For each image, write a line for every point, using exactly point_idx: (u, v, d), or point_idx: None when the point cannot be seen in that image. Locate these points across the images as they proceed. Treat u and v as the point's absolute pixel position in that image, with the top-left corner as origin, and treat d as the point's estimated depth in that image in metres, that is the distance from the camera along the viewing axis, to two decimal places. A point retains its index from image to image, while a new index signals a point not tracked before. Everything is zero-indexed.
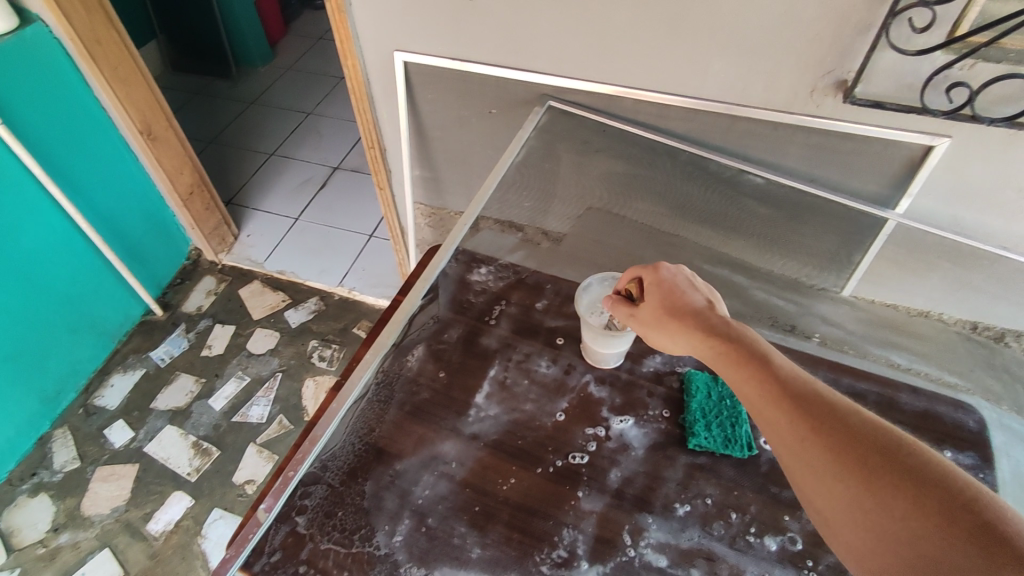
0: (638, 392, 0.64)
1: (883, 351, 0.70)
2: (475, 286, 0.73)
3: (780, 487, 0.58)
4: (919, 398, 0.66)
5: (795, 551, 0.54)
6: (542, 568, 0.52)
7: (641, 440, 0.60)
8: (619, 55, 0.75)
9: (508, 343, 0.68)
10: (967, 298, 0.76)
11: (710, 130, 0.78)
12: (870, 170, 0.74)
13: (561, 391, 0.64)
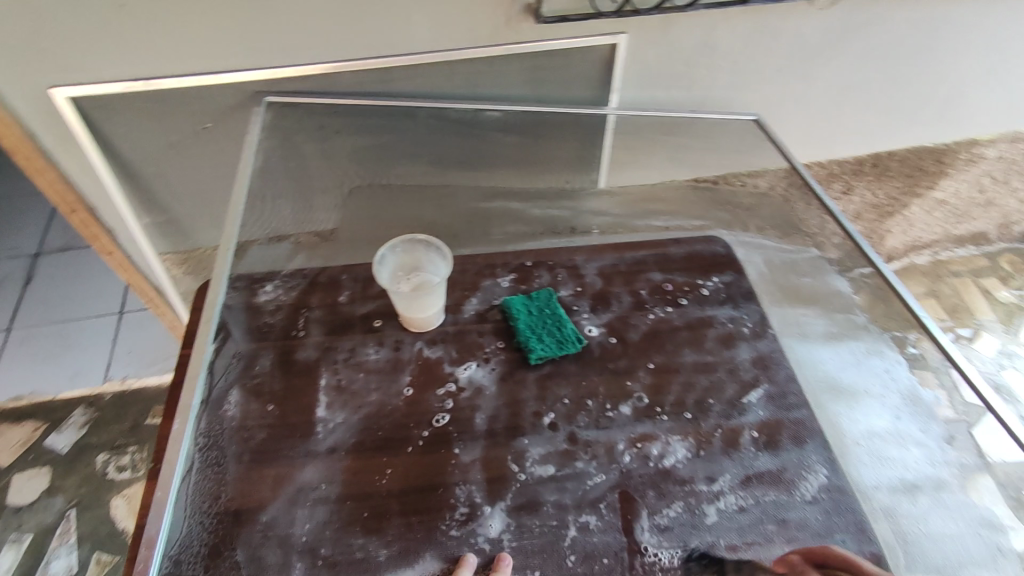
0: (470, 337, 0.66)
1: (646, 221, 0.82)
2: (267, 307, 0.68)
3: (616, 361, 0.65)
4: (682, 245, 0.77)
5: (645, 405, 0.61)
6: (451, 532, 0.53)
7: (490, 378, 0.62)
8: (318, 28, 0.71)
9: (327, 347, 0.64)
10: (685, 158, 0.90)
11: (436, 80, 0.80)
12: (579, 76, 0.83)
13: (399, 368, 0.63)
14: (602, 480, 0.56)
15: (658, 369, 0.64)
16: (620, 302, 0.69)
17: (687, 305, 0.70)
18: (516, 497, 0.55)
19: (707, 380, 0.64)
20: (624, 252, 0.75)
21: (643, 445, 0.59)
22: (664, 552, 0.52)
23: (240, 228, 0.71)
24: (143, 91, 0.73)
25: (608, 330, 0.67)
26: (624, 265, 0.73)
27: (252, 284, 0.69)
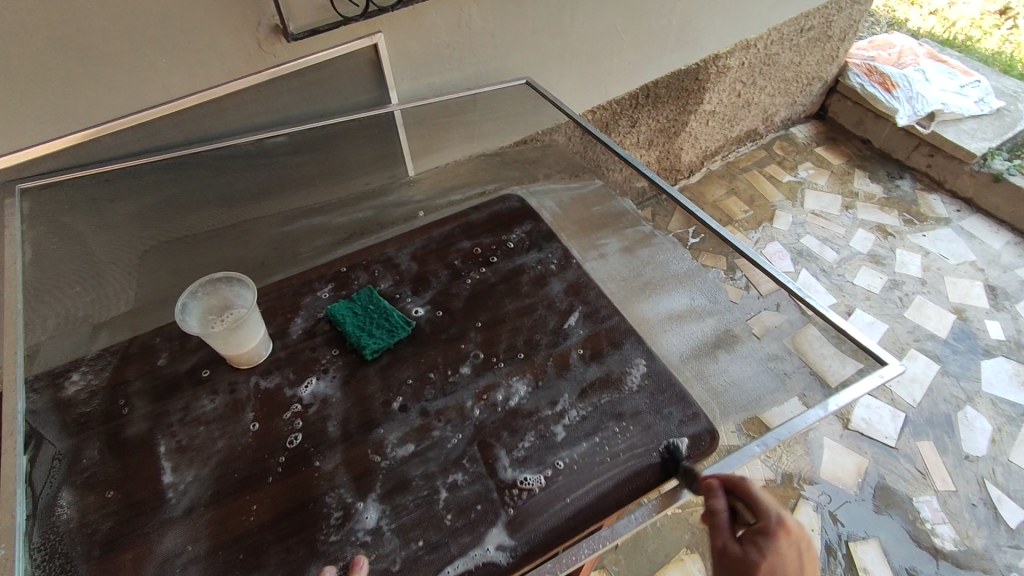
0: (303, 355, 0.67)
1: (445, 197, 0.87)
2: (78, 397, 0.63)
3: (447, 330, 0.69)
4: (482, 210, 0.82)
5: (482, 360, 0.67)
6: (331, 537, 0.54)
7: (332, 386, 0.64)
8: (47, 96, 0.67)
9: (157, 414, 0.62)
10: (472, 131, 1.03)
11: (206, 120, 0.78)
12: (351, 82, 0.87)
13: (239, 408, 0.62)
14: (459, 439, 0.60)
15: (486, 325, 0.70)
16: (438, 277, 0.74)
17: (498, 261, 0.76)
18: (385, 483, 0.57)
19: (530, 320, 0.70)
20: (432, 231, 0.79)
21: (489, 396, 0.64)
22: (530, 477, 0.57)
23: (23, 328, 0.65)
24: None
25: (433, 305, 0.71)
26: (435, 242, 0.78)
27: (54, 379, 0.65)
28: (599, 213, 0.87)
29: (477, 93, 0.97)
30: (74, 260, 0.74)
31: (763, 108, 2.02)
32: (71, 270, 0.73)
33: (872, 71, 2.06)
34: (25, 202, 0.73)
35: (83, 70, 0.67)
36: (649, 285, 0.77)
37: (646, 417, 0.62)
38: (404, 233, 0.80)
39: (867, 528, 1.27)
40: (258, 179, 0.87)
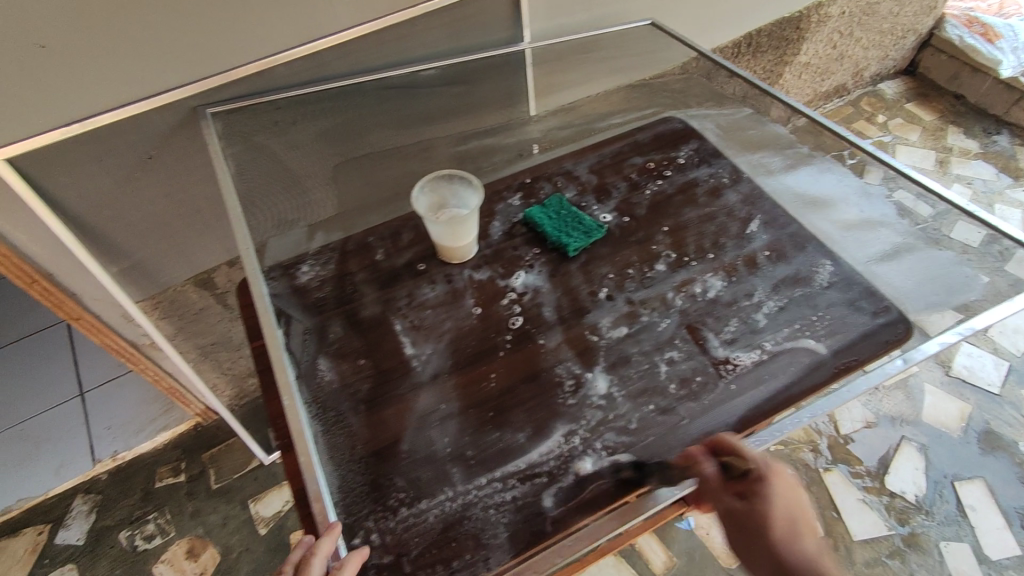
0: (508, 252, 0.72)
1: (607, 120, 0.90)
2: (311, 284, 0.70)
3: (636, 233, 0.74)
4: (647, 131, 0.86)
5: (674, 259, 0.71)
6: (568, 400, 0.61)
7: (541, 279, 0.70)
8: (228, 28, 0.85)
9: (387, 299, 0.69)
10: (581, 75, 1.20)
11: (361, 54, 0.98)
12: (485, 25, 1.07)
13: (459, 295, 0.69)
14: (667, 324, 0.66)
15: (672, 230, 0.74)
16: (618, 189, 0.79)
17: (672, 173, 0.80)
18: (606, 358, 0.63)
19: (713, 225, 0.75)
20: (602, 149, 0.84)
21: (687, 289, 0.69)
22: (740, 355, 0.63)
23: (248, 226, 0.70)
24: (78, 132, 0.84)
25: (619, 212, 0.76)
26: (607, 158, 0.82)
27: (286, 269, 0.72)
28: (752, 135, 0.88)
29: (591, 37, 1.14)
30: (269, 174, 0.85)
31: (856, 62, 1.97)
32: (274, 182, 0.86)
33: (973, 22, 2.00)
34: (216, 124, 0.93)
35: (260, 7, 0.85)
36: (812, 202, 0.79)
37: (841, 308, 0.66)
38: (577, 150, 0.84)
39: (973, 470, 1.34)
40: (407, 109, 1.06)
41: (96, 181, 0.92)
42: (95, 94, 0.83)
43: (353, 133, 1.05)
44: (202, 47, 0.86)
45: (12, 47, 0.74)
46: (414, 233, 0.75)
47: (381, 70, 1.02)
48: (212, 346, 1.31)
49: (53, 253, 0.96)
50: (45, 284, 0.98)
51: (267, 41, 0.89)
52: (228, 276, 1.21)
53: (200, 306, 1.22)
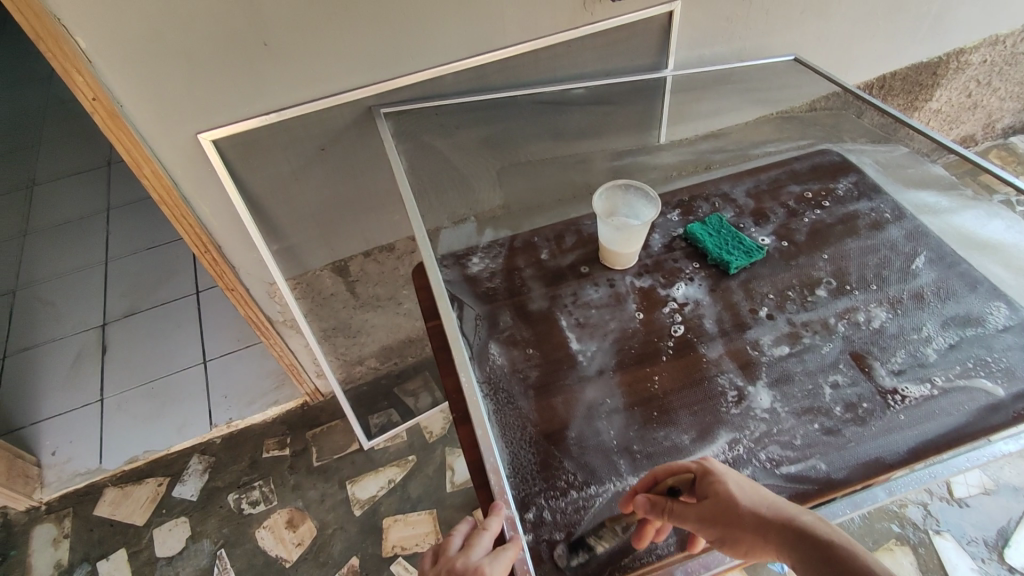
0: (667, 263, 0.75)
1: (761, 147, 0.92)
2: (483, 275, 0.76)
3: (796, 258, 0.75)
4: (804, 161, 0.88)
5: (837, 286, 0.72)
6: (732, 409, 0.62)
7: (702, 291, 0.72)
8: (413, 37, 0.96)
9: (552, 295, 0.73)
10: (715, 105, 1.28)
11: (523, 67, 1.08)
12: (641, 46, 1.14)
13: (621, 298, 0.72)
14: (833, 348, 0.66)
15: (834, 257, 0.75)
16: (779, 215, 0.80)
17: (831, 205, 0.81)
18: (769, 374, 0.64)
19: (876, 258, 0.75)
20: (759, 175, 0.86)
21: (852, 318, 0.69)
22: (910, 387, 0.62)
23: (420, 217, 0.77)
24: (270, 121, 0.96)
25: (778, 236, 0.78)
26: (765, 184, 0.84)
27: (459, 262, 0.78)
28: (913, 174, 0.97)
29: (732, 68, 1.21)
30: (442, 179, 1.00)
31: (989, 113, 1.89)
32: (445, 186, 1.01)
33: None
34: (388, 122, 1.03)
35: (444, 18, 0.96)
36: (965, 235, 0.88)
37: (1020, 353, 0.65)
38: (735, 173, 0.87)
39: None
40: (556, 122, 1.15)
41: (275, 165, 1.02)
42: (294, 88, 0.95)
43: (506, 145, 1.14)
44: (389, 53, 0.97)
45: (242, 42, 0.86)
46: (576, 237, 0.79)
47: (534, 86, 1.10)
48: (333, 330, 1.39)
49: (227, 226, 1.07)
50: (214, 254, 1.09)
51: (443, 51, 1.00)
52: (361, 266, 1.30)
53: (332, 290, 1.31)
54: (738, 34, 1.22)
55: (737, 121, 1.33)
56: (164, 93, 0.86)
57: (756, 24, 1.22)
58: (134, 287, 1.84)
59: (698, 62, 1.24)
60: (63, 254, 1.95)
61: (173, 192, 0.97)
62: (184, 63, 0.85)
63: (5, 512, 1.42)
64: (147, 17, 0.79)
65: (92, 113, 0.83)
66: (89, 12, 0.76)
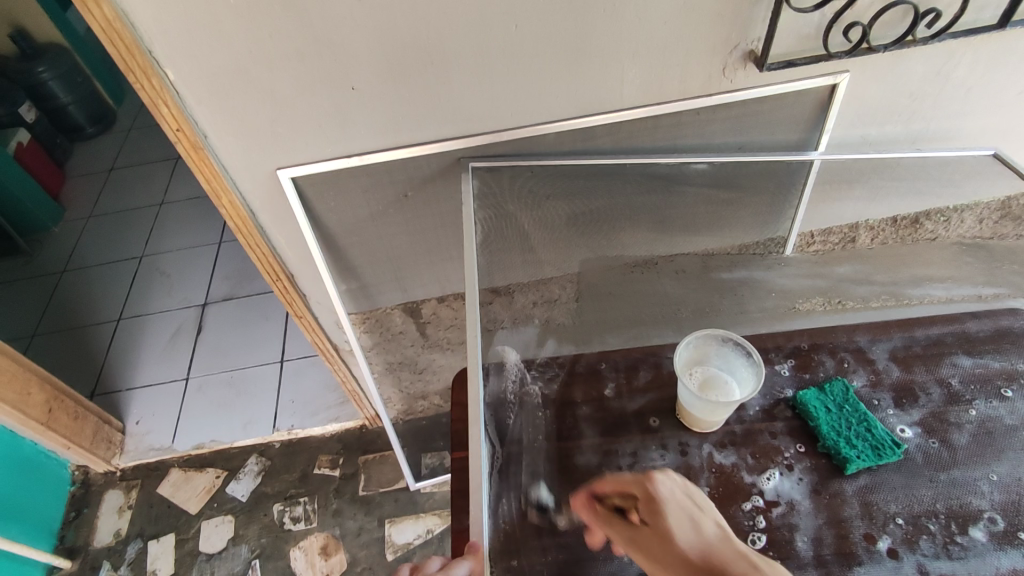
0: (762, 438, 0.79)
1: (923, 289, 0.97)
2: (537, 396, 0.84)
3: (946, 470, 0.75)
4: (984, 321, 0.91)
5: (999, 528, 0.71)
6: None
7: (799, 491, 0.74)
8: (518, 94, 0.86)
9: (607, 450, 0.79)
10: (868, 202, 1.07)
11: (639, 134, 0.93)
12: (790, 120, 0.96)
13: (697, 474, 0.76)
14: None
15: (1002, 483, 0.74)
16: (928, 394, 0.82)
17: (1009, 394, 0.82)
18: None
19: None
20: (917, 331, 0.90)
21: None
22: None
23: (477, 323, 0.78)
24: (353, 164, 0.90)
25: (925, 430, 0.79)
26: (917, 341, 0.88)
27: (509, 371, 0.81)
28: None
29: (907, 157, 0.98)
30: (526, 255, 0.96)
31: None
32: (522, 264, 0.96)
33: None
34: (475, 180, 0.93)
35: (555, 74, 0.84)
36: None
37: None
38: (881, 322, 0.92)
39: None
40: (668, 200, 1.01)
41: (355, 206, 0.97)
42: (381, 135, 0.88)
43: (606, 230, 1.02)
44: (488, 107, 0.86)
45: (330, 85, 0.80)
46: (650, 378, 0.87)
47: (650, 154, 0.96)
48: (398, 366, 1.30)
49: (302, 259, 1.03)
50: (285, 284, 1.07)
51: (548, 109, 0.88)
52: (435, 310, 1.21)
53: (402, 329, 1.23)
54: (922, 115, 0.98)
55: (895, 211, 1.07)
56: (250, 129, 0.83)
57: (949, 106, 0.98)
58: (237, 273, 1.93)
59: (861, 142, 1.01)
60: (186, 228, 2.08)
61: (250, 223, 0.94)
62: (269, 101, 0.80)
63: (87, 470, 1.53)
64: (237, 54, 0.75)
65: (176, 143, 0.82)
66: (181, 46, 0.73)
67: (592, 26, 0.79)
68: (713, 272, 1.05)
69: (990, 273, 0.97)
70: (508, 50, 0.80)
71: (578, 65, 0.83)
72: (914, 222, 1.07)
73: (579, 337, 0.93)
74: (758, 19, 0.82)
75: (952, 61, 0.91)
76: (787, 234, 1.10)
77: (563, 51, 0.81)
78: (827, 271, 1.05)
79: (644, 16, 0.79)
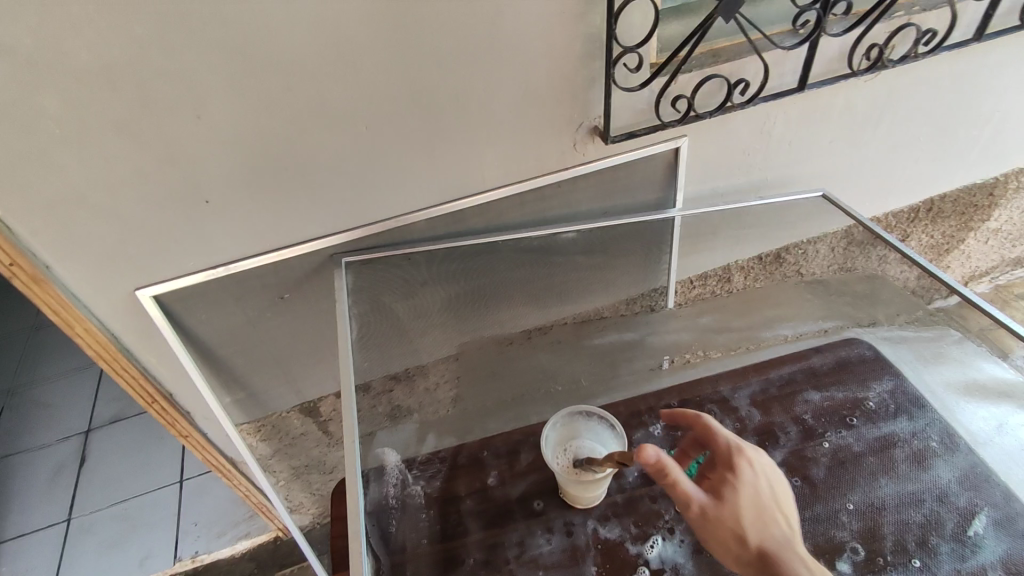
0: (643, 504, 0.85)
1: (773, 330, 1.12)
2: (418, 499, 0.87)
3: (811, 506, 0.87)
4: (827, 356, 1.04)
5: (863, 558, 0.82)
6: None
7: (679, 553, 0.81)
8: (380, 188, 0.88)
9: (493, 541, 0.83)
10: (731, 248, 1.16)
11: (506, 209, 0.98)
12: (648, 181, 1.03)
13: (579, 554, 0.81)
14: None
15: (858, 511, 0.86)
16: (786, 433, 0.94)
17: (855, 425, 0.95)
18: None
19: (907, 517, 0.86)
20: (770, 375, 1.02)
21: None
22: None
23: (355, 417, 0.76)
24: (218, 275, 0.88)
25: (789, 470, 0.90)
26: (772, 385, 1.01)
27: (390, 476, 0.86)
28: (961, 373, 0.96)
29: (747, 206, 1.07)
30: (401, 353, 0.99)
31: None
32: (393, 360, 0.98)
33: None
34: (348, 274, 0.94)
35: (414, 166, 0.87)
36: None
37: None
38: (739, 372, 1.04)
39: None
40: (541, 271, 1.05)
41: (227, 316, 0.93)
42: (246, 242, 0.87)
43: (488, 305, 1.04)
44: (353, 203, 0.88)
45: (181, 201, 0.79)
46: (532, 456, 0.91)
47: (520, 229, 1.00)
48: (305, 469, 1.25)
49: (177, 376, 0.98)
50: (163, 404, 1.00)
51: (413, 199, 0.91)
52: (335, 406, 1.17)
53: (302, 431, 1.18)
54: (760, 166, 1.09)
55: (759, 250, 1.15)
56: (97, 254, 0.79)
57: (780, 157, 1.10)
58: (125, 389, 1.79)
59: (712, 194, 1.11)
60: (64, 348, 1.92)
61: (111, 347, 0.89)
62: (115, 224, 0.77)
63: None
64: (72, 183, 0.72)
65: (11, 279, 0.76)
66: (6, 181, 0.69)
67: (440, 120, 0.84)
68: (593, 338, 1.15)
69: (831, 308, 1.12)
70: (363, 148, 0.83)
71: (433, 156, 0.87)
72: (777, 256, 1.16)
73: (454, 427, 1.00)
74: (595, 99, 0.89)
75: (771, 119, 1.02)
76: (666, 284, 1.16)
77: (417, 144, 0.85)
78: (692, 321, 1.18)
79: (488, 106, 0.85)
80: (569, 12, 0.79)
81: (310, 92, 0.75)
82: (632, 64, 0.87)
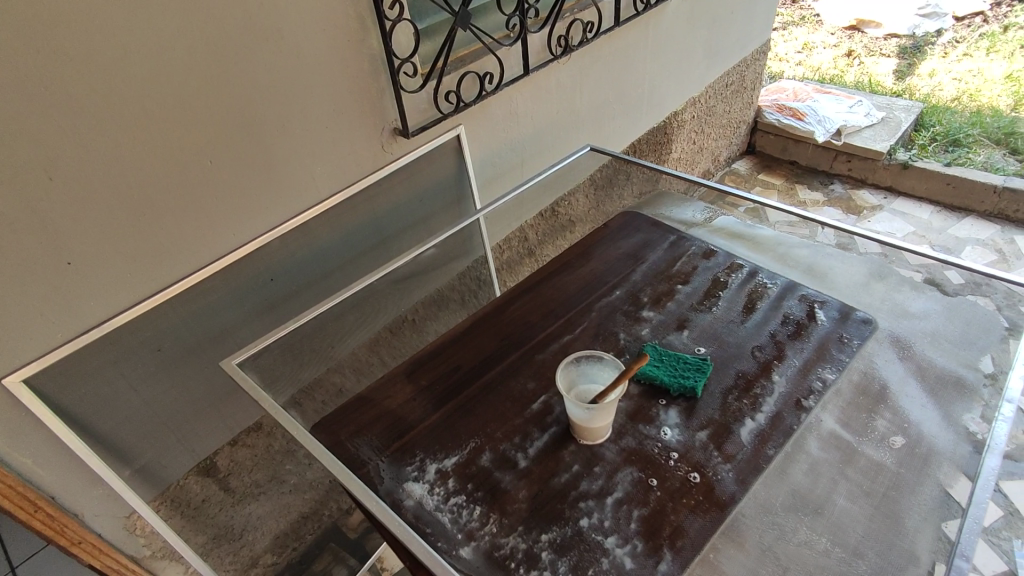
0: (629, 406, 0.90)
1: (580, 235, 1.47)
2: (457, 496, 0.80)
3: (733, 351, 0.98)
4: (672, 249, 1.21)
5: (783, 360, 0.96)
6: None
7: (684, 421, 0.87)
8: (231, 216, 0.98)
9: (546, 490, 0.80)
10: (517, 213, 1.43)
11: (343, 212, 1.14)
12: (444, 166, 1.28)
13: (620, 461, 0.82)
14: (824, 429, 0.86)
15: (760, 337, 1.00)
16: (682, 309, 1.06)
17: (729, 285, 1.10)
18: None
19: (794, 325, 1.02)
20: (644, 275, 1.15)
21: (816, 388, 0.91)
22: (895, 439, 0.93)
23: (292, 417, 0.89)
24: (86, 342, 0.88)
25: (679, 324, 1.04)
26: (643, 281, 1.13)
27: (437, 514, 0.79)
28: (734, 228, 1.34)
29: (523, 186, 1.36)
30: (309, 354, 1.04)
31: (712, 151, 2.49)
32: (307, 356, 1.04)
33: (782, 108, 2.69)
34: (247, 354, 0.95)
35: (255, 189, 0.99)
36: (811, 267, 1.30)
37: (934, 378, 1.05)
38: (623, 277, 1.14)
39: None
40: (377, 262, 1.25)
41: (107, 384, 0.92)
42: (113, 298, 0.89)
43: (358, 312, 1.13)
44: (207, 234, 0.96)
45: (39, 268, 0.80)
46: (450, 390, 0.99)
47: (358, 228, 1.17)
48: (215, 540, 1.22)
49: (61, 469, 0.92)
50: (45, 509, 0.91)
51: (263, 220, 1.02)
52: (230, 457, 1.17)
53: (203, 497, 1.16)
54: (518, 137, 1.44)
55: (539, 209, 1.47)
56: None
57: (530, 128, 1.46)
58: None
59: (491, 167, 1.42)
60: None
61: None
62: None
63: None
64: None
65: None
66: None
67: (270, 144, 0.97)
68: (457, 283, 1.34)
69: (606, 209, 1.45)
70: (209, 180, 0.92)
71: (271, 178, 1.00)
72: (552, 212, 1.50)
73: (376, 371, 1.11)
74: (388, 105, 1.11)
75: (513, 101, 1.37)
76: (484, 252, 1.39)
77: (254, 168, 0.97)
78: None
79: (307, 124, 1.01)
80: (352, 39, 1.00)
81: (152, 137, 0.84)
82: (408, 70, 1.11)
